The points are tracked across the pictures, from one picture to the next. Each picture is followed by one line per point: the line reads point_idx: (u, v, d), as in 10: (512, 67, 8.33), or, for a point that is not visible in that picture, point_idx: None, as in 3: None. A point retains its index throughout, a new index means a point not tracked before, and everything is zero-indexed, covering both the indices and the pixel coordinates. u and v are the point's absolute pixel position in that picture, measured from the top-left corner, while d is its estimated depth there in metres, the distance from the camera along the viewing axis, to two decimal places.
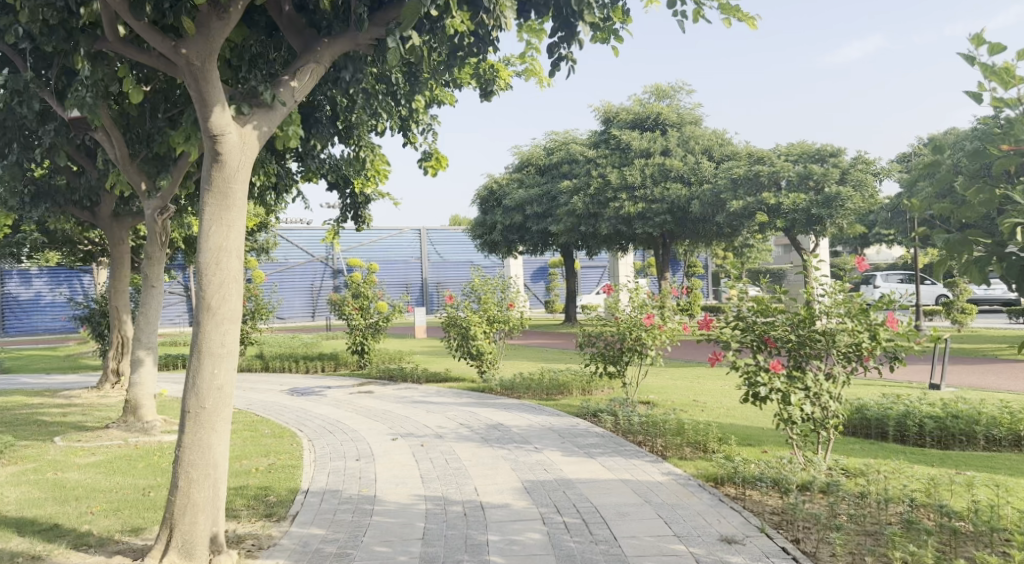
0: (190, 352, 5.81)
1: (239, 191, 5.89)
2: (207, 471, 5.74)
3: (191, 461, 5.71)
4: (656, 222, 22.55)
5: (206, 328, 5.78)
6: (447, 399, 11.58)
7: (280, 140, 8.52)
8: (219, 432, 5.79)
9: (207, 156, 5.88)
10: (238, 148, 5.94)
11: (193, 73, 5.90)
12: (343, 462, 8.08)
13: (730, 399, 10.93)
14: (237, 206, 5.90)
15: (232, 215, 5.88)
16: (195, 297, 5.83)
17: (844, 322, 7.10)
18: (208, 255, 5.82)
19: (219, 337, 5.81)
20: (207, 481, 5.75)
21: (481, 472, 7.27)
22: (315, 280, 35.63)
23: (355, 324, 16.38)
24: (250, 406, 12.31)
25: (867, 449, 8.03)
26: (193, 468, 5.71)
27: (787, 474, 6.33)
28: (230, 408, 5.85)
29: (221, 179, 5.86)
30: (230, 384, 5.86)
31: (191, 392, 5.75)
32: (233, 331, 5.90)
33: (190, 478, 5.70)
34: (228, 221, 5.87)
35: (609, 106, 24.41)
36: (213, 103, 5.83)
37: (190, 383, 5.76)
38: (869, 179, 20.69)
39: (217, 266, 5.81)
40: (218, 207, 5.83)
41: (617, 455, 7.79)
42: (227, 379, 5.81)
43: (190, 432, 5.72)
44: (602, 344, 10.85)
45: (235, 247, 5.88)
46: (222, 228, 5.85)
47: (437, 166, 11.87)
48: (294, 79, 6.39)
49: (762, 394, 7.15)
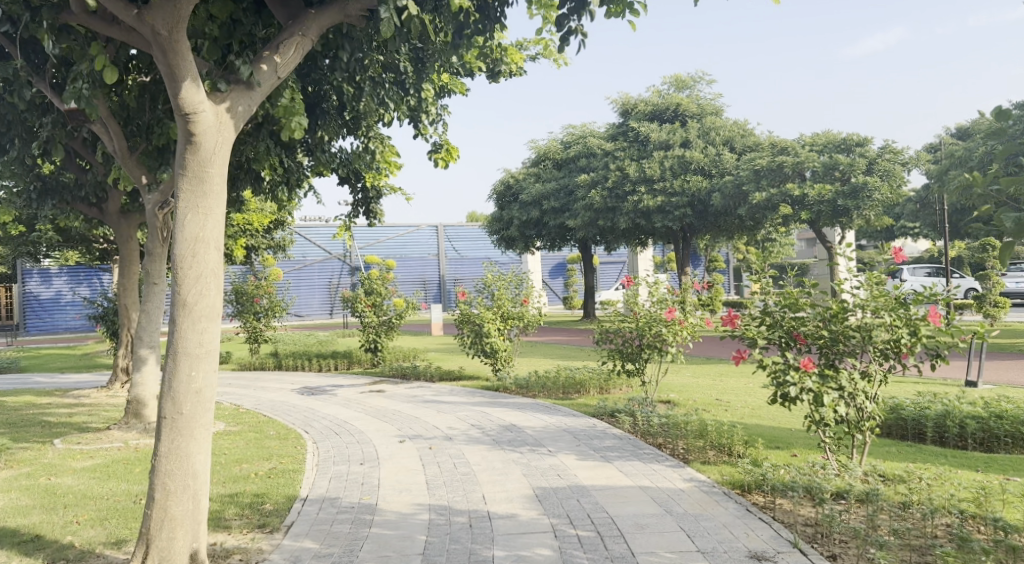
0: (166, 353, 5.46)
1: (216, 175, 5.53)
2: (186, 482, 5.41)
3: (168, 471, 5.39)
4: (675, 215, 21.97)
5: (182, 327, 5.44)
6: (459, 398, 11.16)
7: (282, 131, 8.16)
8: (199, 440, 5.47)
9: (181, 138, 5.53)
10: (214, 128, 5.58)
11: (161, 45, 5.49)
12: (346, 467, 7.65)
13: (756, 398, 10.43)
14: (215, 192, 5.55)
15: (210, 202, 5.53)
16: (171, 294, 5.48)
17: (881, 316, 6.61)
18: (184, 247, 5.47)
19: (196, 336, 5.46)
20: (186, 492, 5.42)
21: (490, 479, 6.83)
22: (333, 277, 35.28)
23: (367, 322, 15.97)
24: (258, 406, 11.94)
25: (903, 452, 7.54)
26: (171, 479, 5.39)
27: (821, 481, 5.83)
28: (209, 413, 5.51)
29: (196, 162, 5.50)
30: (210, 387, 5.52)
31: (168, 397, 5.42)
32: (212, 329, 5.55)
33: (168, 489, 5.38)
34: (205, 209, 5.51)
35: (628, 97, 23.91)
36: (184, 78, 5.45)
37: (166, 387, 5.43)
38: (897, 169, 19.97)
39: (193, 259, 5.46)
40: (193, 194, 5.49)
41: (635, 459, 7.32)
42: (205, 382, 5.48)
43: (166, 439, 5.40)
44: (620, 341, 10.40)
45: (213, 236, 5.51)
46: (198, 216, 5.50)
47: (448, 158, 11.43)
48: (277, 54, 6.04)
49: (792, 395, 6.61)
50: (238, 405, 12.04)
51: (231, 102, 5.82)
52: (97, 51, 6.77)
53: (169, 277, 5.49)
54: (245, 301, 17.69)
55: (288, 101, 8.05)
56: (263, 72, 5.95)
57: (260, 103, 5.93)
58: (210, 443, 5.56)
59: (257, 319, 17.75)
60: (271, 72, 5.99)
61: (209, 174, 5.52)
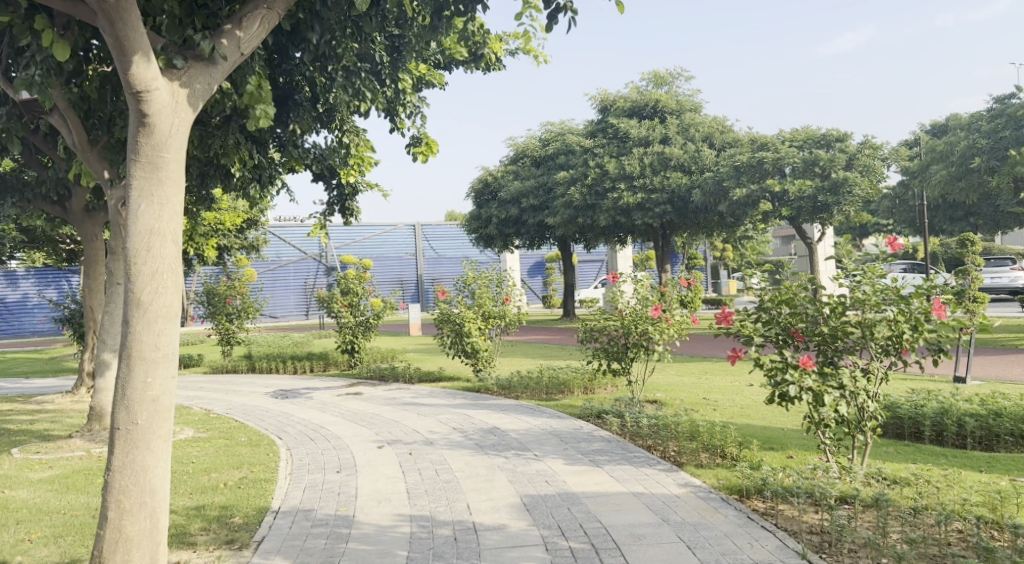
0: (119, 357, 5.09)
1: (171, 160, 5.18)
2: (143, 499, 5.06)
3: (123, 487, 5.04)
4: (655, 213, 21.64)
5: (137, 328, 5.06)
6: (439, 401, 10.77)
7: (250, 122, 7.75)
8: (156, 452, 5.12)
9: (133, 118, 5.15)
10: (169, 108, 5.21)
11: (108, 15, 5.07)
12: (321, 475, 7.26)
13: (745, 396, 10.12)
14: (171, 179, 5.19)
15: (166, 191, 5.17)
16: (124, 292, 5.10)
17: (884, 311, 6.28)
18: (138, 239, 5.09)
19: (153, 338, 5.09)
20: (143, 510, 5.07)
21: (475, 486, 6.46)
22: (308, 277, 34.81)
23: (344, 322, 15.54)
24: (229, 411, 11.51)
25: (902, 452, 7.25)
26: (126, 496, 5.04)
27: (825, 484, 5.52)
28: (167, 422, 5.14)
29: (150, 146, 5.14)
30: (168, 394, 5.16)
31: (121, 406, 5.05)
32: (170, 331, 5.17)
33: (122, 506, 5.03)
34: (161, 198, 5.15)
35: (606, 94, 23.61)
36: (133, 51, 5.06)
37: (120, 395, 5.06)
38: (876, 164, 19.81)
39: (148, 252, 5.10)
40: (148, 180, 5.12)
41: (626, 463, 6.97)
42: (162, 389, 5.11)
43: (121, 453, 5.04)
44: (605, 339, 10.06)
45: (169, 227, 5.15)
46: (154, 206, 5.13)
47: (427, 152, 11.05)
48: (241, 28, 5.68)
49: (791, 395, 6.27)
50: (208, 411, 11.60)
51: (188, 80, 5.47)
52: (42, 26, 6.30)
53: (123, 273, 5.12)
54: (217, 302, 17.22)
55: (254, 90, 7.65)
56: (224, 46, 5.60)
57: (221, 80, 5.58)
58: (169, 455, 5.20)
59: (230, 320, 17.30)
60: (232, 48, 5.65)
61: (165, 159, 5.17)
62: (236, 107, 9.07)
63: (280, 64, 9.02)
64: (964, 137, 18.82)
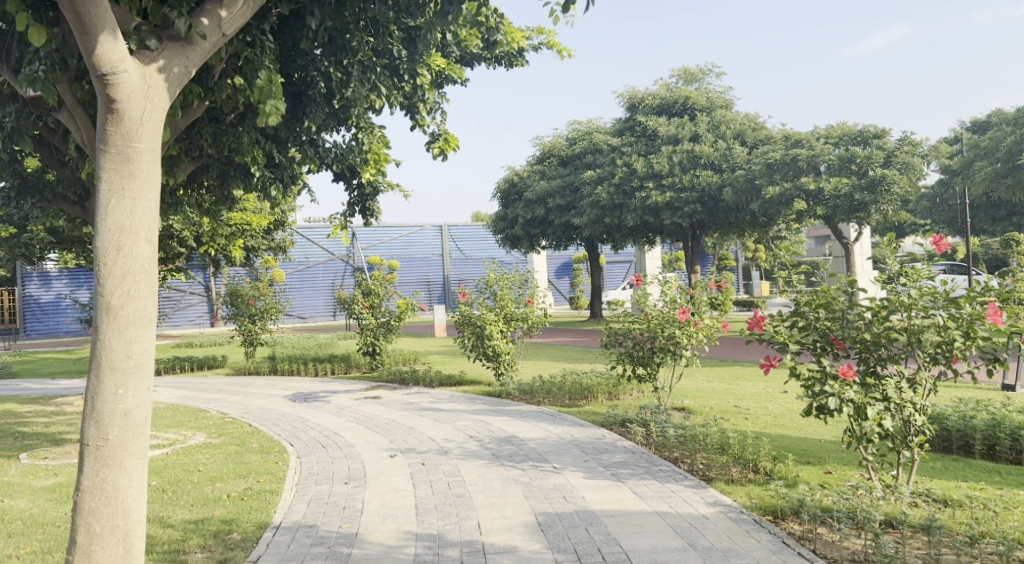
0: (89, 367, 4.82)
1: (144, 150, 4.92)
2: (114, 522, 4.78)
3: (93, 509, 4.77)
4: (685, 212, 21.14)
5: (106, 336, 4.78)
6: (458, 407, 10.38)
7: (258, 118, 7.38)
8: (129, 470, 4.83)
9: (101, 106, 4.91)
10: (139, 93, 4.94)
11: None
12: (329, 487, 6.89)
13: (778, 404, 9.66)
14: (144, 172, 4.93)
15: (138, 184, 4.91)
16: (94, 298, 4.84)
17: (932, 316, 5.77)
18: (108, 237, 4.83)
19: (124, 347, 4.81)
20: (115, 534, 4.80)
21: (488, 502, 6.05)
22: (336, 278, 34.60)
23: (365, 324, 15.16)
24: (245, 415, 11.19)
25: (951, 468, 6.75)
26: (96, 520, 4.76)
27: (869, 506, 5.14)
28: (141, 438, 4.86)
29: (121, 135, 4.89)
30: (140, 407, 4.87)
31: (91, 420, 4.78)
32: (144, 338, 4.89)
33: (92, 531, 4.76)
34: (133, 192, 4.89)
35: (634, 91, 23.11)
36: (98, 31, 4.78)
37: (89, 408, 4.79)
38: (917, 161, 18.95)
39: (118, 252, 4.83)
40: (118, 173, 4.87)
41: (650, 477, 6.53)
42: (135, 401, 4.83)
43: (90, 472, 4.77)
44: (630, 344, 9.69)
45: (142, 225, 4.89)
46: (126, 202, 4.88)
47: (447, 148, 10.64)
48: (223, 6, 5.37)
49: (831, 407, 5.80)
50: (224, 415, 11.32)
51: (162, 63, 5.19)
52: (16, 9, 6.00)
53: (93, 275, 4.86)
54: (240, 303, 16.95)
55: (264, 83, 7.29)
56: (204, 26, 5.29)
57: (198, 63, 5.29)
58: (144, 474, 4.91)
59: (253, 321, 17.05)
60: (213, 27, 5.37)
61: (137, 149, 4.92)
62: (250, 104, 8.76)
63: (293, 58, 8.66)
64: (1011, 131, 18.07)
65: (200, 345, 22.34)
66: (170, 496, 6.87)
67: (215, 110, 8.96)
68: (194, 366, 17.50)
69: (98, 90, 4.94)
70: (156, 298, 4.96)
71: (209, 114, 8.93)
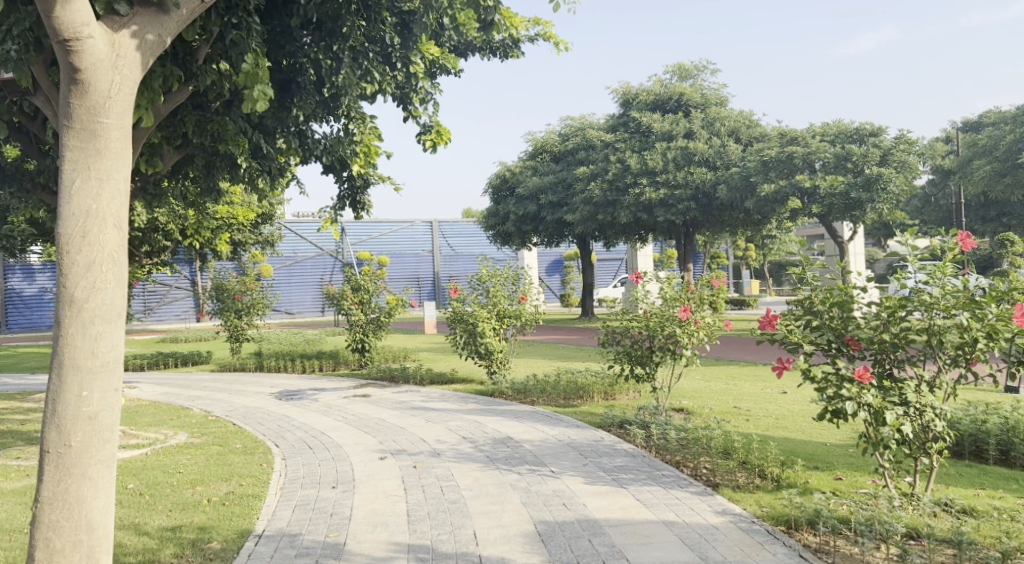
0: (50, 365, 4.49)
1: (112, 126, 4.60)
2: (78, 537, 4.44)
3: (54, 522, 4.43)
4: (678, 209, 20.86)
5: (70, 331, 4.46)
6: (450, 406, 10.06)
7: (245, 104, 6.99)
8: (94, 480, 4.49)
9: (65, 80, 4.58)
10: (106, 64, 4.62)
11: None
12: (315, 492, 6.55)
13: (780, 406, 9.35)
14: (112, 150, 4.60)
15: (106, 164, 4.59)
16: (57, 290, 4.51)
17: (954, 316, 5.49)
18: (72, 222, 4.51)
19: (89, 343, 4.48)
20: (78, 550, 4.46)
21: (484, 509, 5.72)
22: (325, 274, 34.22)
23: (354, 320, 14.82)
24: (229, 413, 10.84)
25: (967, 475, 6.46)
26: (57, 535, 4.42)
27: (890, 516, 4.86)
28: (106, 444, 4.53)
29: (86, 110, 4.57)
30: (106, 410, 4.54)
31: (52, 425, 4.44)
32: (111, 334, 4.57)
33: (52, 547, 4.42)
34: (100, 173, 4.57)
35: (628, 87, 22.82)
36: None
37: (51, 410, 4.45)
38: (912, 160, 18.42)
39: (83, 238, 4.50)
40: (84, 151, 4.55)
41: (653, 483, 6.21)
42: (101, 404, 4.50)
43: (51, 482, 4.43)
44: (628, 343, 9.34)
45: (109, 209, 4.56)
46: (92, 183, 4.56)
47: (440, 140, 10.29)
48: None
49: (848, 412, 5.51)
50: (208, 413, 10.95)
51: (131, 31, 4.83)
52: None
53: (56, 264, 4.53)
54: (226, 297, 16.56)
55: (250, 67, 6.92)
56: None
57: (172, 32, 4.94)
58: (111, 484, 4.58)
59: (239, 317, 16.65)
60: None
61: (103, 125, 4.59)
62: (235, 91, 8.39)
63: (282, 44, 8.30)
64: (1010, 130, 17.77)
65: (185, 340, 21.95)
66: (148, 500, 6.52)
67: (200, 97, 8.60)
68: (179, 361, 17.12)
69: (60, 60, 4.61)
70: (125, 290, 4.64)
71: (194, 100, 8.56)
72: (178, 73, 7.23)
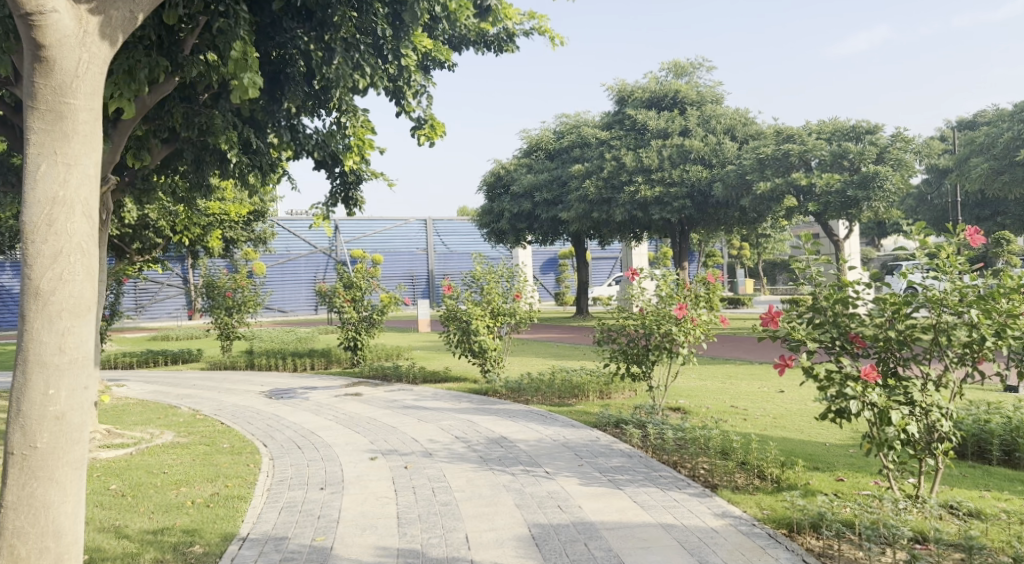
0: (15, 362, 4.30)
1: (80, 108, 4.41)
2: (44, 544, 4.25)
3: (20, 528, 4.24)
4: (674, 207, 20.70)
5: (35, 326, 4.27)
6: (442, 405, 9.89)
7: (234, 92, 6.76)
8: (62, 484, 4.30)
9: (29, 60, 4.41)
10: (72, 43, 4.44)
11: None
12: (303, 493, 6.37)
13: (778, 405, 9.19)
14: (81, 134, 4.42)
15: (74, 148, 4.41)
16: (22, 282, 4.33)
17: (962, 313, 5.33)
18: (38, 210, 4.33)
19: (56, 339, 4.30)
20: (45, 557, 4.27)
21: (477, 512, 5.55)
22: (318, 272, 34.02)
23: (347, 318, 14.61)
24: (217, 412, 10.65)
25: (972, 476, 6.30)
26: (22, 541, 4.23)
27: (896, 520, 4.70)
28: (74, 445, 4.34)
29: (52, 90, 4.38)
30: (74, 410, 4.35)
31: (16, 425, 4.26)
32: (81, 329, 4.39)
33: (17, 554, 4.23)
34: (67, 158, 4.38)
35: (624, 84, 22.64)
36: None
37: (15, 408, 4.27)
38: (909, 159, 18.28)
39: (50, 226, 4.32)
40: (51, 134, 4.36)
41: (650, 484, 6.04)
42: (69, 403, 4.32)
43: (16, 486, 4.24)
44: (624, 341, 9.16)
45: (77, 196, 4.38)
46: (59, 168, 4.37)
47: (434, 134, 10.11)
48: None
49: (852, 411, 5.35)
50: (197, 411, 10.76)
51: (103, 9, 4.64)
52: None
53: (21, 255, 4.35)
54: (217, 295, 16.36)
55: (240, 55, 6.72)
56: None
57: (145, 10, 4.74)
58: (81, 488, 4.39)
59: (230, 315, 16.44)
60: None
61: (71, 107, 4.40)
62: (224, 82, 8.19)
63: (272, 35, 8.10)
64: (1007, 127, 17.64)
65: (177, 339, 21.75)
66: (130, 501, 6.33)
67: (188, 89, 8.35)
68: (169, 360, 16.91)
69: (25, 38, 4.42)
70: (95, 283, 4.46)
71: (181, 92, 8.29)
72: (165, 62, 6.96)
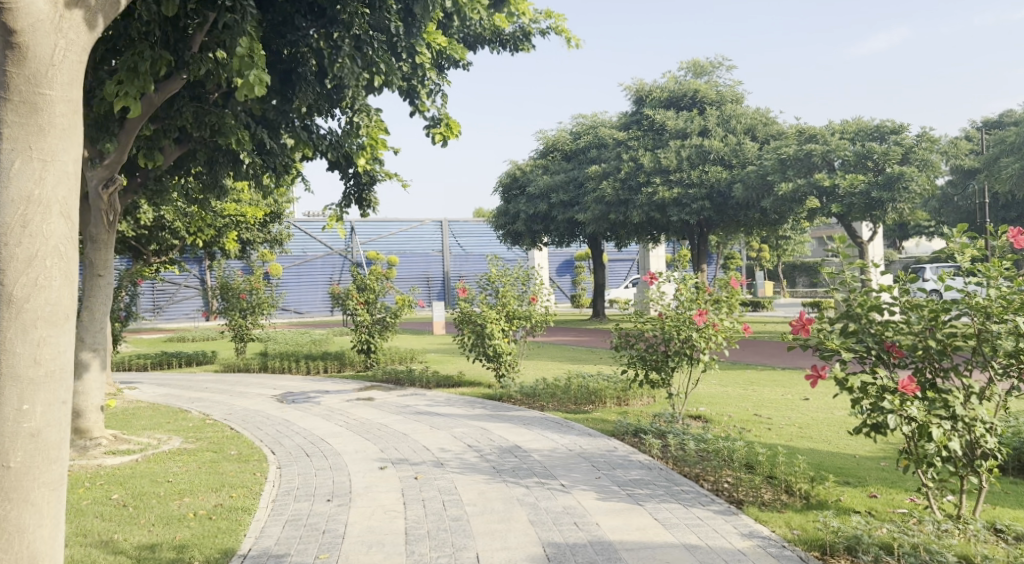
0: None
1: (56, 99, 4.18)
2: None
3: None
4: (693, 208, 20.35)
5: (7, 336, 4.04)
6: (456, 411, 9.62)
7: (239, 90, 6.53)
8: (38, 506, 4.07)
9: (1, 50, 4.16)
10: (47, 31, 4.19)
11: None
12: (309, 505, 6.11)
13: (803, 414, 8.87)
14: (57, 131, 4.20)
15: (50, 144, 4.18)
16: None
17: (1009, 323, 5.01)
18: (11, 210, 4.10)
19: (30, 349, 4.07)
20: None
21: (488, 528, 5.27)
22: (334, 273, 33.85)
23: (360, 320, 14.33)
24: (227, 417, 10.40)
25: (1014, 493, 5.98)
26: None
27: (938, 545, 4.40)
28: (50, 465, 4.11)
29: (25, 80, 4.14)
30: (49, 425, 4.12)
31: None
32: (56, 338, 4.16)
33: None
34: (43, 154, 4.15)
35: (642, 84, 22.28)
36: None
37: None
38: (934, 159, 17.87)
39: (24, 227, 4.09)
40: (25, 131, 4.13)
41: (672, 500, 5.75)
42: (44, 419, 4.09)
43: None
44: (643, 346, 8.90)
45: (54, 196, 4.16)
46: (35, 165, 4.14)
47: (450, 133, 9.86)
48: None
49: (890, 426, 5.06)
50: (206, 416, 10.53)
51: None
52: None
53: None
54: (230, 296, 16.14)
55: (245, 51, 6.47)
56: None
57: None
58: (58, 512, 4.16)
59: (243, 316, 16.21)
60: None
61: (47, 99, 4.17)
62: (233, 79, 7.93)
63: (283, 32, 7.83)
64: None
65: (191, 340, 21.59)
66: (130, 512, 6.09)
67: (197, 88, 8.10)
68: (182, 362, 16.72)
69: None
70: (72, 288, 4.23)
71: (190, 91, 8.05)
72: (167, 56, 6.69)
